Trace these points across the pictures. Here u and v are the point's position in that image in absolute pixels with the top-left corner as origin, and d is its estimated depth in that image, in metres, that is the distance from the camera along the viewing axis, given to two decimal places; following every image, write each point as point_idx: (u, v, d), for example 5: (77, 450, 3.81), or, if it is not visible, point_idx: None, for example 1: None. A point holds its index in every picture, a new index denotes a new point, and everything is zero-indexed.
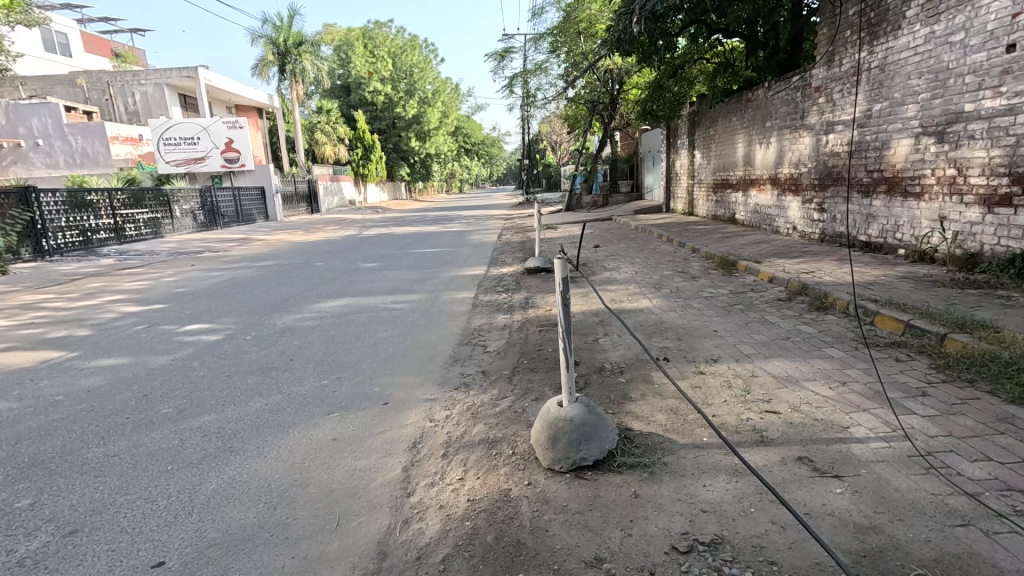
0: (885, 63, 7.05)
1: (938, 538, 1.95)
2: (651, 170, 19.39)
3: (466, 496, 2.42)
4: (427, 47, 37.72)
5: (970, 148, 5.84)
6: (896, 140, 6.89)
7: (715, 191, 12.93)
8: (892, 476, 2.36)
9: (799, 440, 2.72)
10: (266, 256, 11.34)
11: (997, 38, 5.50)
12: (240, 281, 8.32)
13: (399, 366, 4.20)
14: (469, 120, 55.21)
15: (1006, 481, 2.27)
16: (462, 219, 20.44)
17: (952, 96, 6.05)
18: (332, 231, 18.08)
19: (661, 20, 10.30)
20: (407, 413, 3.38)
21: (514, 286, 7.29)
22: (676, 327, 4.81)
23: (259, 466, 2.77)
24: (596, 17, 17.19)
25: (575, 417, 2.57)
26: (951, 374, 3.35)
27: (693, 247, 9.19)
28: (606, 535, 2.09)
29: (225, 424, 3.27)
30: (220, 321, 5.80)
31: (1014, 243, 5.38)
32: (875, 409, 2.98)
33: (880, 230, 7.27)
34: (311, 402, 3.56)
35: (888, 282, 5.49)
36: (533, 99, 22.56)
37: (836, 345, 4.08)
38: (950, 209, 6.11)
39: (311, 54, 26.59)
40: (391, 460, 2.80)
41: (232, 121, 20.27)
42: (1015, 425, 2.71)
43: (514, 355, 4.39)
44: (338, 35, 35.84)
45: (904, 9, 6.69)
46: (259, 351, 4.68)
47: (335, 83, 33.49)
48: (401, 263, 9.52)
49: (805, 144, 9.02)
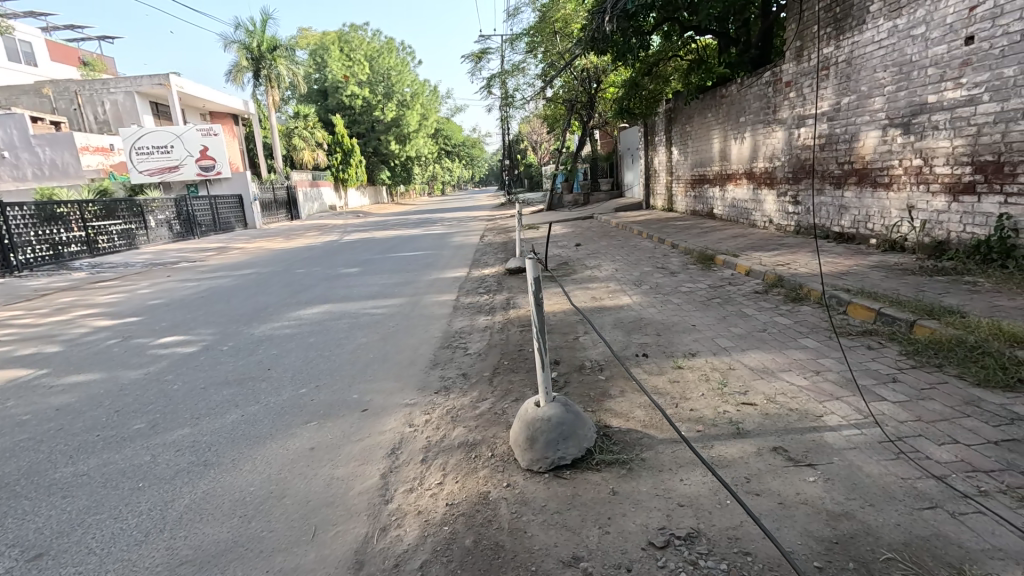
0: (851, 57, 7.20)
1: (907, 522, 1.99)
2: (629, 167, 19.57)
3: (446, 501, 2.41)
4: (404, 49, 37.50)
5: (934, 139, 5.98)
6: (864, 132, 7.03)
7: (693, 187, 13.08)
8: (864, 462, 2.40)
9: (776, 430, 2.75)
10: (244, 265, 11.16)
11: (957, 31, 5.64)
12: (217, 290, 8.19)
13: (379, 372, 4.15)
14: (449, 122, 55.16)
15: (972, 463, 2.33)
16: (444, 222, 20.36)
17: (916, 88, 6.19)
18: (313, 237, 17.87)
19: (633, 19, 10.41)
20: (387, 418, 3.35)
21: (495, 287, 7.29)
22: (655, 323, 4.84)
23: (235, 479, 2.72)
24: (572, 16, 17.26)
25: (552, 416, 2.58)
26: (921, 360, 3.42)
27: (673, 243, 9.26)
28: (584, 534, 2.09)
29: (200, 437, 3.20)
30: (196, 332, 5.70)
31: (979, 230, 5.53)
32: (847, 397, 3.04)
33: (853, 221, 7.41)
34: (288, 412, 3.51)
35: (860, 272, 5.59)
36: (511, 99, 22.58)
37: (811, 335, 4.15)
38: (918, 198, 6.25)
39: (285, 59, 26.26)
40: (369, 468, 2.76)
41: (207, 128, 19.89)
42: (981, 408, 2.78)
43: (495, 356, 4.38)
44: (314, 38, 35.44)
45: (867, 5, 6.84)
46: (237, 361, 4.60)
47: (312, 88, 33.09)
48: (382, 267, 9.43)
49: (778, 139, 9.16)
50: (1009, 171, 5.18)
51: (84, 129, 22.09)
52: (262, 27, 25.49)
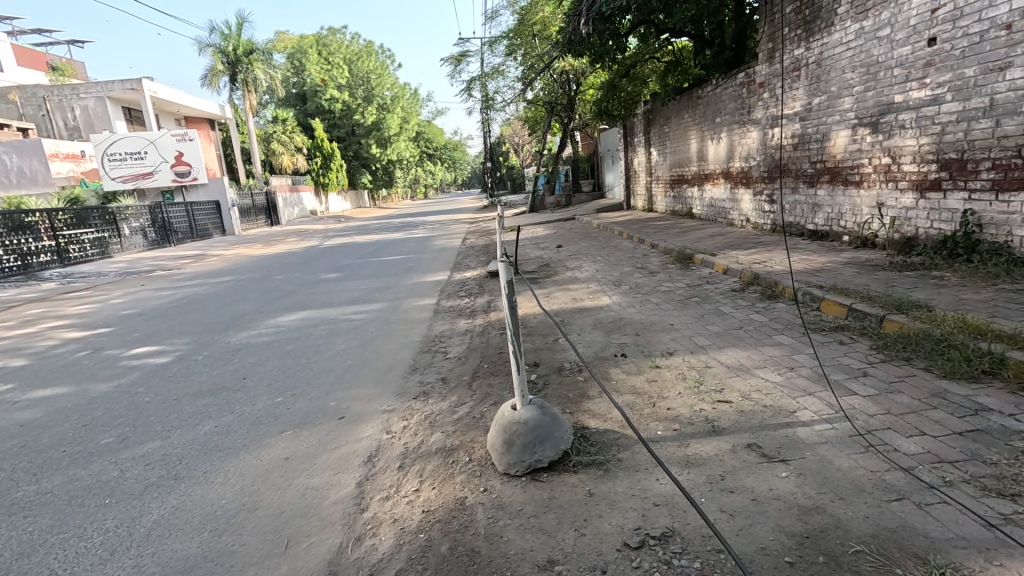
0: (821, 58, 7.35)
1: (876, 515, 2.02)
2: (610, 169, 19.72)
3: (422, 508, 2.38)
4: (383, 52, 37.25)
5: (901, 137, 6.13)
6: (835, 131, 7.18)
7: (673, 187, 13.22)
8: (835, 457, 2.44)
9: (750, 427, 2.78)
10: (221, 272, 10.97)
11: (920, 32, 5.79)
12: (194, 299, 8.03)
13: (357, 379, 4.10)
14: (430, 125, 54.98)
15: (939, 454, 2.38)
16: (426, 225, 20.31)
17: (883, 88, 6.34)
18: (293, 242, 17.65)
19: (609, 21, 10.53)
20: (364, 426, 3.31)
21: (476, 290, 7.27)
22: (634, 323, 4.87)
23: (206, 492, 2.66)
24: (550, 19, 17.34)
25: (528, 419, 2.57)
26: (890, 354, 3.50)
27: (653, 243, 9.34)
28: (560, 536, 2.09)
29: (170, 450, 3.12)
30: (170, 342, 5.57)
31: (946, 226, 5.68)
32: (820, 392, 3.09)
33: (826, 219, 7.56)
34: (263, 422, 3.44)
35: (833, 269, 5.70)
36: (492, 102, 22.59)
37: (785, 332, 4.22)
38: (887, 196, 6.40)
39: (262, 62, 25.90)
40: (344, 477, 2.72)
41: (181, 133, 19.32)
42: (947, 400, 2.84)
43: (475, 360, 4.36)
44: (291, 41, 34.96)
45: (835, 7, 7.01)
46: (212, 371, 4.51)
47: (290, 92, 32.64)
48: (362, 272, 9.35)
49: (753, 139, 9.31)
50: (972, 168, 5.32)
51: (53, 135, 21.51)
52: (237, 31, 25.08)
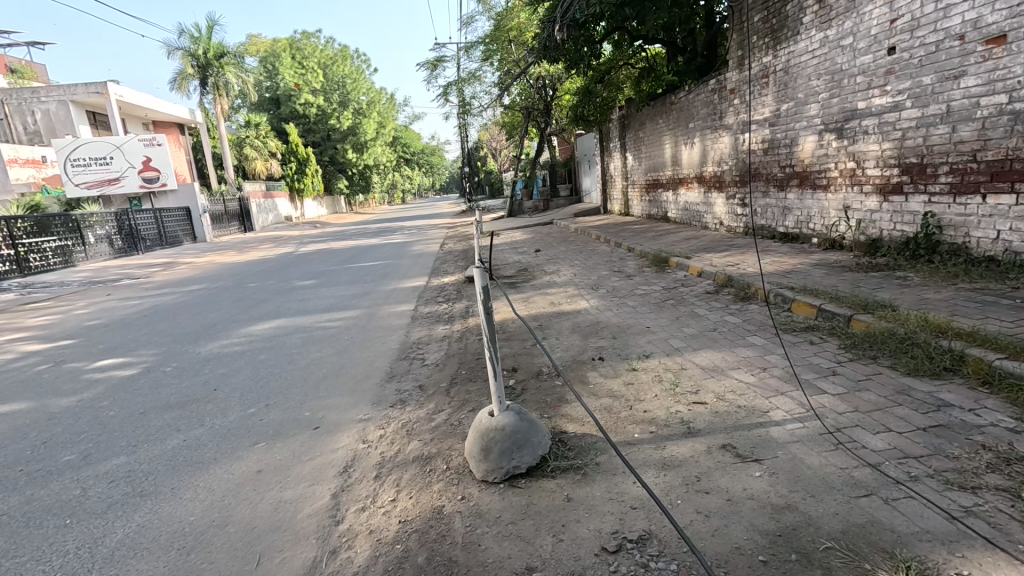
0: (789, 66, 7.57)
1: (845, 511, 2.07)
2: (587, 173, 19.88)
3: (398, 518, 2.35)
4: (358, 57, 36.94)
5: (865, 143, 6.34)
6: (803, 137, 7.39)
7: (648, 191, 13.41)
8: (807, 455, 2.49)
9: (724, 428, 2.82)
10: (192, 281, 10.68)
11: (881, 41, 6.01)
12: (162, 308, 7.79)
13: (333, 388, 4.03)
14: (407, 130, 54.75)
15: (904, 450, 2.45)
16: (403, 230, 20.19)
17: (848, 96, 6.55)
18: (267, 249, 17.31)
19: (584, 28, 10.67)
20: (340, 435, 3.25)
21: (454, 295, 7.24)
22: (611, 326, 4.91)
23: (174, 508, 2.57)
24: (525, 25, 17.45)
25: (506, 425, 2.56)
26: (857, 353, 3.60)
27: (629, 247, 9.45)
28: (538, 543, 2.08)
29: (136, 466, 3.02)
30: (137, 354, 5.39)
31: (908, 227, 5.88)
32: (792, 392, 3.16)
33: (796, 222, 7.76)
34: (234, 434, 3.35)
35: (803, 270, 5.85)
36: (468, 107, 22.57)
37: (758, 333, 4.31)
38: (853, 199, 6.60)
39: (233, 66, 25.41)
40: (319, 489, 2.67)
41: (149, 138, 18.85)
42: (912, 397, 2.93)
43: (453, 366, 4.34)
44: (263, 44, 34.32)
45: (801, 17, 7.23)
46: (181, 382, 4.38)
47: (263, 96, 32.05)
48: (339, 279, 9.21)
49: (725, 144, 9.50)
50: (932, 172, 5.52)
51: (12, 139, 20.68)
52: (208, 34, 24.54)
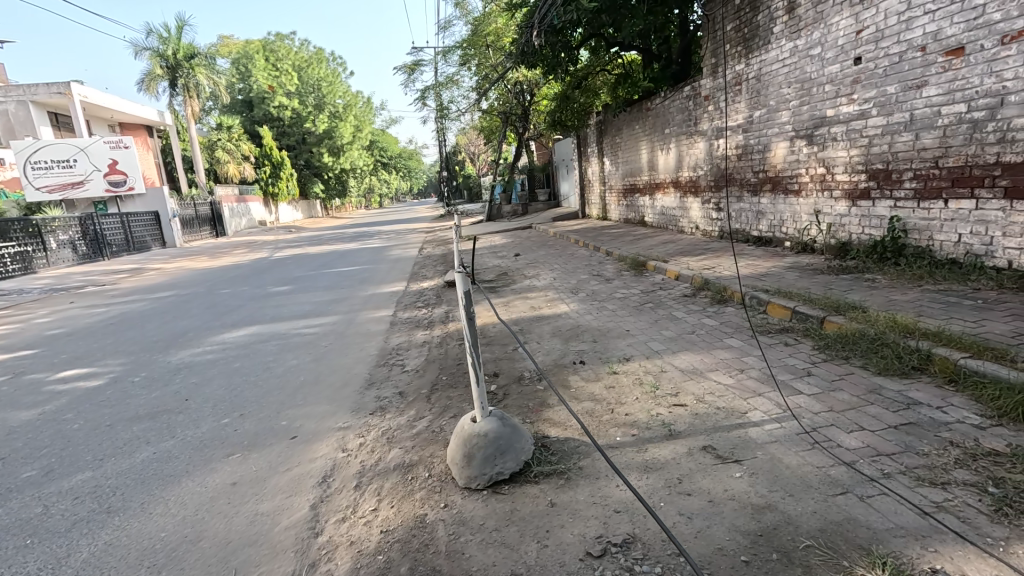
0: (761, 73, 7.76)
1: (823, 509, 2.11)
2: (565, 178, 20.01)
3: (380, 528, 2.30)
4: (334, 60, 36.52)
5: (834, 149, 6.54)
6: (775, 143, 7.58)
7: (625, 196, 13.57)
8: (784, 454, 2.54)
9: (704, 429, 2.86)
10: (161, 287, 10.38)
11: (847, 52, 6.22)
12: (130, 316, 7.53)
13: (311, 396, 3.94)
14: (384, 134, 54.28)
15: (876, 447, 2.52)
16: (381, 235, 19.98)
17: (817, 103, 6.75)
18: (240, 254, 16.92)
19: (561, 34, 10.76)
20: (318, 445, 3.18)
21: (434, 300, 7.19)
22: (591, 329, 4.93)
23: (144, 524, 2.47)
24: (503, 30, 17.49)
25: (489, 431, 2.55)
26: (830, 354, 3.69)
27: (608, 251, 9.54)
28: (522, 549, 2.06)
29: (103, 481, 2.89)
30: (102, 363, 5.18)
31: (876, 231, 6.08)
32: (769, 393, 3.22)
33: (769, 226, 7.95)
34: (208, 445, 3.25)
35: (776, 273, 5.98)
36: (446, 111, 22.52)
37: (735, 335, 4.38)
38: (824, 204, 6.79)
39: (204, 67, 24.84)
40: (297, 500, 2.60)
41: (115, 141, 18.47)
42: (883, 396, 3.01)
43: (433, 371, 4.29)
44: (235, 45, 33.62)
45: (772, 26, 7.43)
46: (151, 393, 4.23)
47: (235, 98, 31.40)
48: (315, 284, 9.06)
49: (700, 149, 9.68)
50: (897, 178, 5.73)
51: None
52: (177, 34, 23.95)
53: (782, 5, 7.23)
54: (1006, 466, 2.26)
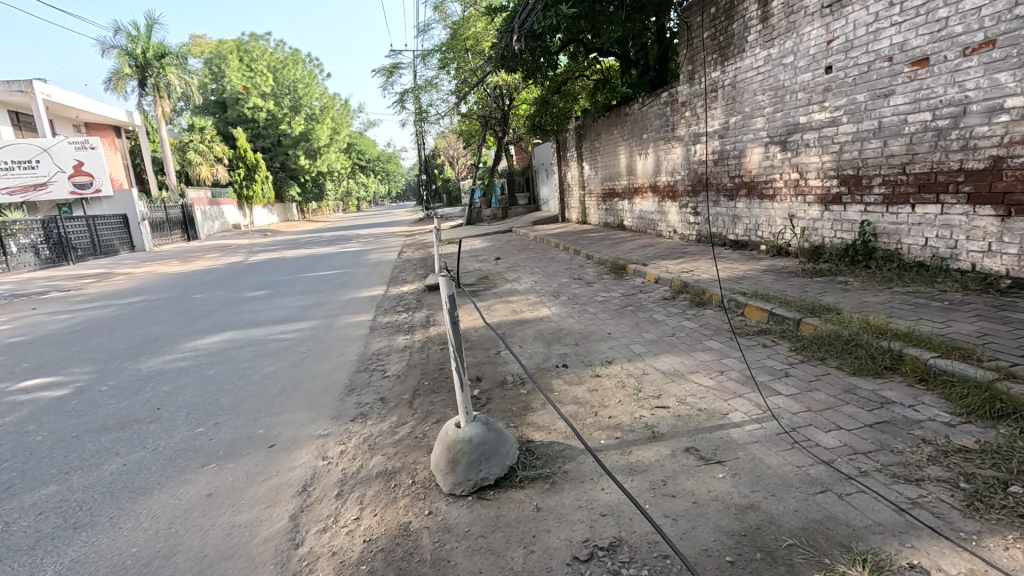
0: (736, 80, 7.94)
1: (803, 508, 2.15)
2: (545, 182, 20.11)
3: (363, 537, 2.26)
4: (311, 61, 36.04)
5: (806, 155, 6.72)
6: (750, 149, 7.76)
7: (604, 200, 13.71)
8: (765, 454, 2.58)
9: (687, 431, 2.88)
10: (130, 292, 10.06)
11: (818, 61, 6.41)
12: (98, 322, 7.28)
13: (289, 403, 3.85)
14: (362, 137, 53.74)
15: (853, 446, 2.58)
16: (359, 238, 19.76)
17: (790, 111, 6.94)
18: (213, 258, 16.53)
19: (540, 39, 10.82)
20: (297, 453, 3.10)
21: (414, 304, 7.13)
22: (574, 332, 4.95)
23: (114, 539, 2.38)
24: (481, 35, 17.52)
25: (473, 436, 2.52)
26: (807, 354, 3.78)
27: (588, 254, 9.61)
28: (509, 555, 2.04)
29: (69, 495, 2.77)
30: (68, 372, 4.98)
31: (847, 235, 6.27)
32: (749, 394, 3.27)
33: (745, 230, 8.12)
34: (181, 455, 3.15)
35: (753, 276, 6.10)
36: (425, 114, 22.42)
37: (715, 337, 4.45)
38: (798, 208, 6.97)
39: (175, 67, 24.22)
40: (276, 511, 2.53)
41: (81, 141, 17.91)
42: (858, 395, 3.09)
43: (415, 377, 4.24)
44: (208, 45, 32.88)
45: (746, 35, 7.61)
46: (120, 402, 4.07)
47: (208, 99, 30.70)
48: (292, 288, 8.90)
49: (677, 155, 9.84)
50: (867, 184, 5.91)
51: None
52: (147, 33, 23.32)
53: (756, 14, 7.42)
54: (975, 462, 2.34)
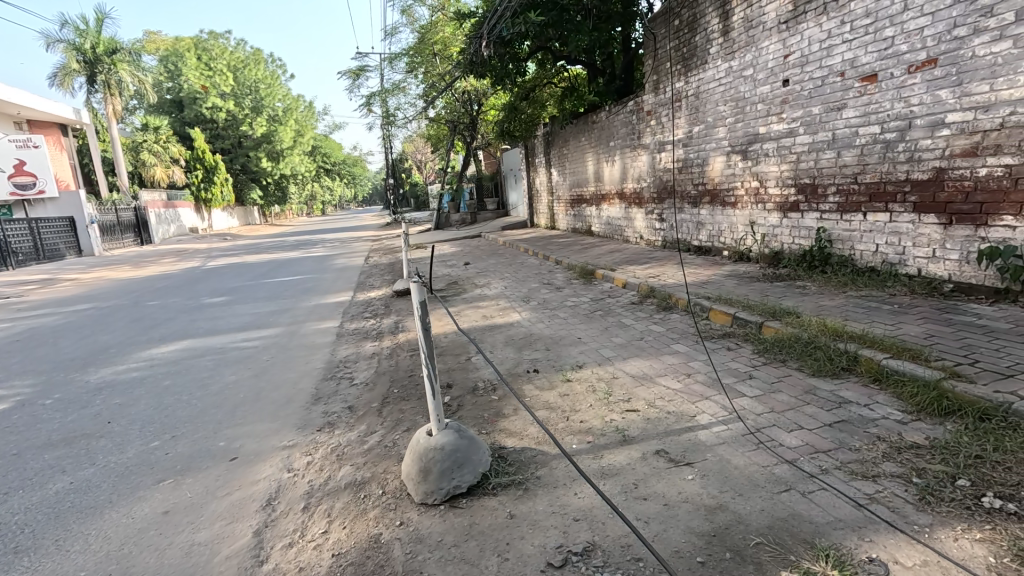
0: (699, 91, 8.18)
1: (770, 507, 2.21)
2: (513, 188, 20.19)
3: (331, 551, 2.19)
4: (274, 62, 35.18)
5: (766, 164, 6.98)
6: (713, 158, 8.00)
7: (573, 206, 13.87)
8: (732, 455, 2.64)
9: (657, 434, 2.93)
10: (77, 299, 9.51)
11: (776, 74, 6.68)
12: (42, 332, 6.84)
13: (252, 413, 3.72)
14: (327, 139, 52.68)
15: (814, 445, 2.68)
16: (325, 243, 19.31)
17: (750, 121, 7.19)
18: (169, 263, 15.81)
19: (509, 46, 10.87)
20: (261, 465, 2.99)
21: (382, 310, 7.01)
22: (544, 337, 4.97)
23: (60, 564, 2.23)
24: (450, 40, 17.49)
25: (445, 444, 2.49)
26: (770, 356, 3.91)
27: (557, 259, 9.68)
28: (483, 564, 2.02)
29: (8, 518, 2.58)
30: (6, 386, 4.65)
31: (804, 241, 6.53)
32: (715, 396, 3.35)
33: (708, 236, 8.36)
34: (135, 472, 2.98)
35: (716, 281, 6.27)
36: (393, 118, 22.17)
37: (681, 341, 4.54)
38: (758, 215, 7.22)
39: (128, 64, 23.19)
40: (239, 527, 2.43)
41: (24, 139, 16.98)
42: (818, 396, 3.21)
43: (384, 384, 4.16)
44: (164, 42, 31.61)
45: (708, 47, 7.86)
46: (66, 417, 3.83)
47: (163, 98, 29.52)
48: (254, 295, 8.60)
49: (643, 162, 10.06)
50: (822, 192, 6.18)
51: None
52: (97, 28, 22.28)
53: (717, 28, 7.67)
54: (926, 457, 2.46)
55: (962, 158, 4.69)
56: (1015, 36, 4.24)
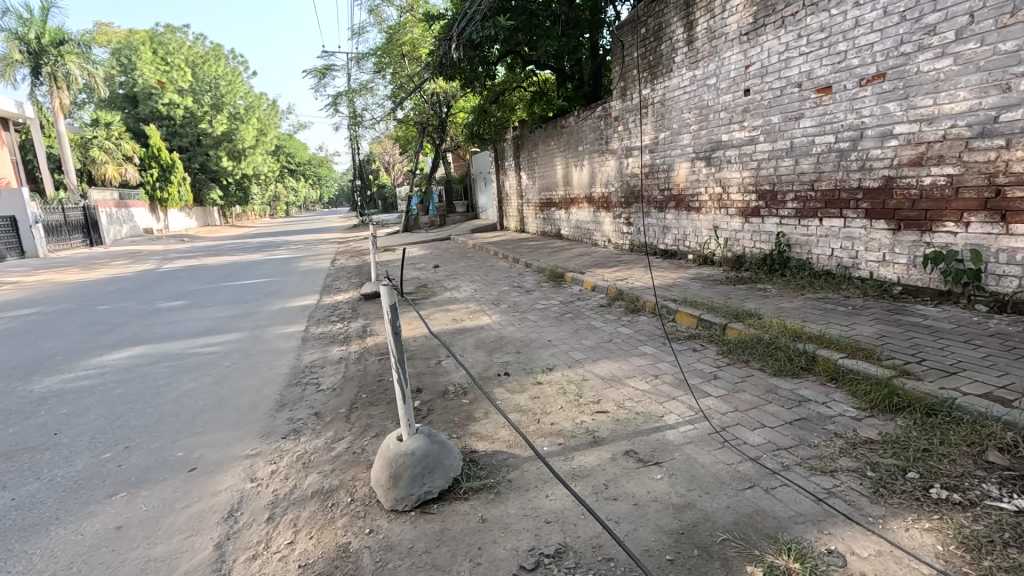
0: (665, 98, 8.37)
1: (735, 503, 2.27)
2: (483, 191, 20.17)
3: (297, 562, 2.13)
4: (235, 58, 34.13)
5: (728, 171, 7.21)
6: (678, 164, 8.19)
7: (542, 210, 13.96)
8: (699, 454, 2.70)
9: (626, 434, 2.98)
10: (20, 304, 8.96)
11: (738, 84, 6.92)
12: None
13: (213, 422, 3.58)
14: (292, 139, 51.40)
15: (776, 442, 2.77)
16: (289, 245, 18.81)
17: (713, 129, 7.41)
18: (122, 265, 15.10)
19: (479, 48, 10.85)
20: (223, 475, 2.88)
21: (350, 314, 6.87)
22: (515, 340, 4.98)
23: None
24: (419, 41, 17.34)
25: (416, 449, 2.46)
26: (734, 357, 4.03)
27: (527, 263, 9.71)
28: (454, 569, 2.00)
29: None
30: None
31: (765, 245, 6.77)
32: (682, 396, 3.43)
33: (674, 240, 8.56)
34: (85, 485, 2.83)
35: (682, 284, 6.42)
36: (360, 118, 21.81)
37: (649, 342, 4.63)
38: (721, 220, 7.44)
39: (76, 56, 22.06)
40: (200, 540, 2.33)
41: None
42: (780, 395, 3.32)
43: (352, 389, 4.08)
44: (117, 35, 30.23)
45: (673, 56, 8.07)
46: (6, 429, 3.59)
47: (116, 93, 28.17)
48: (214, 298, 8.29)
49: (611, 167, 10.23)
50: (781, 199, 6.42)
51: None
52: (42, 17, 21.12)
53: (682, 37, 7.88)
54: (878, 451, 2.58)
55: (910, 168, 4.95)
56: (956, 53, 4.51)
